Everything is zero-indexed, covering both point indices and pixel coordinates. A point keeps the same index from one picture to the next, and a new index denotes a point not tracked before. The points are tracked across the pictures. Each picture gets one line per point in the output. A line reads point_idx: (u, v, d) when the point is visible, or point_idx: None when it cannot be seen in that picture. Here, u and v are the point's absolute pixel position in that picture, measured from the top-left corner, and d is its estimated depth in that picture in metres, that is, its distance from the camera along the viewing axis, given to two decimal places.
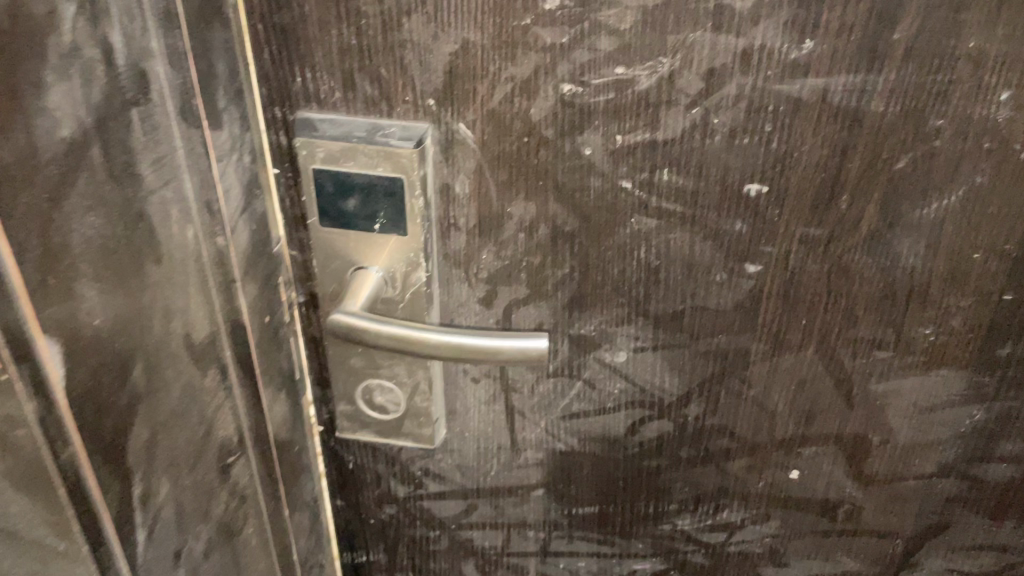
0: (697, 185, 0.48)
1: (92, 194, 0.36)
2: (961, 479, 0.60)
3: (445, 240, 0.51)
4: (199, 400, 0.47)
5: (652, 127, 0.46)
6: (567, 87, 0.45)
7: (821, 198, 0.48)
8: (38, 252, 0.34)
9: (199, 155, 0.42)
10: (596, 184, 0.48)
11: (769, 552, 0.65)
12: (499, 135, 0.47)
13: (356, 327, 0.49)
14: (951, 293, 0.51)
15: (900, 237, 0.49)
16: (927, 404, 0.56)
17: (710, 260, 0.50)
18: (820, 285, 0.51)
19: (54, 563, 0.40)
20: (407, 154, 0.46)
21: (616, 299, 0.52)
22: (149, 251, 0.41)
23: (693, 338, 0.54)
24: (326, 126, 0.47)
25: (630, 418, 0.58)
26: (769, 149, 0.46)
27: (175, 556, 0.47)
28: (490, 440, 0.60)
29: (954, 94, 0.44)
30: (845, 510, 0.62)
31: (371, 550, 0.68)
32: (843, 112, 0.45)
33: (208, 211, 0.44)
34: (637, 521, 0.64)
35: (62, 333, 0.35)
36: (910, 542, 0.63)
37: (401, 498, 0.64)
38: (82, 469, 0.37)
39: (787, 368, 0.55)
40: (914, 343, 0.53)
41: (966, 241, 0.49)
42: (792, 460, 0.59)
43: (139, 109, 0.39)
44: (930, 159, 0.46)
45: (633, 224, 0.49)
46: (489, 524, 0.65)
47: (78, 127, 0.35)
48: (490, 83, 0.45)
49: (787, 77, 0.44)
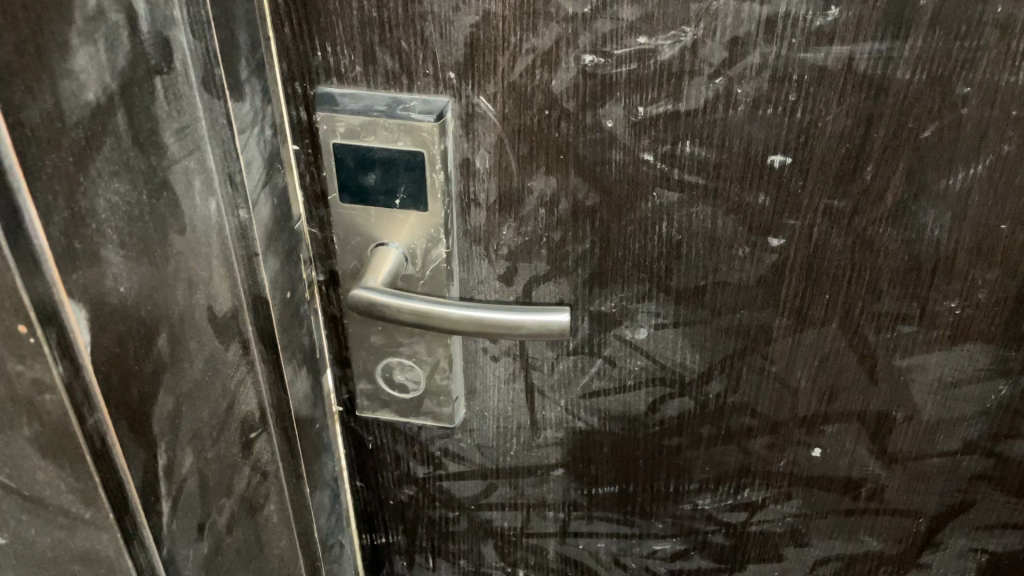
0: (720, 157, 0.47)
1: (117, 160, 0.37)
2: (986, 457, 0.59)
3: (466, 217, 0.51)
4: (222, 372, 0.48)
5: (674, 98, 0.46)
6: (589, 58, 0.45)
7: (846, 169, 0.47)
8: (65, 215, 0.34)
9: (221, 127, 0.41)
10: (617, 156, 0.48)
11: (791, 532, 0.65)
12: (520, 108, 0.47)
13: (377, 303, 0.49)
14: (978, 265, 0.50)
15: (926, 209, 0.48)
16: (952, 379, 0.55)
17: (733, 234, 0.50)
18: (843, 259, 0.50)
19: (80, 531, 0.40)
20: (428, 128, 0.46)
21: (637, 275, 0.52)
22: (173, 221, 0.41)
23: (715, 313, 0.54)
24: (347, 100, 0.47)
25: (650, 396, 0.58)
26: (793, 120, 0.46)
27: (198, 528, 0.48)
28: (510, 418, 0.60)
29: (982, 61, 0.43)
30: (868, 489, 0.61)
31: (391, 531, 0.68)
32: (869, 80, 0.44)
33: (230, 183, 0.43)
34: (657, 501, 0.64)
35: (89, 298, 0.35)
36: (934, 521, 0.63)
37: (420, 478, 0.64)
38: (108, 434, 0.37)
39: (810, 344, 0.54)
40: (939, 317, 0.53)
41: (993, 212, 0.48)
42: (815, 438, 0.59)
43: (163, 77, 0.39)
44: (958, 128, 0.45)
45: (654, 198, 0.49)
46: (508, 505, 0.65)
47: (103, 92, 0.35)
48: (511, 56, 0.45)
49: (811, 46, 0.43)
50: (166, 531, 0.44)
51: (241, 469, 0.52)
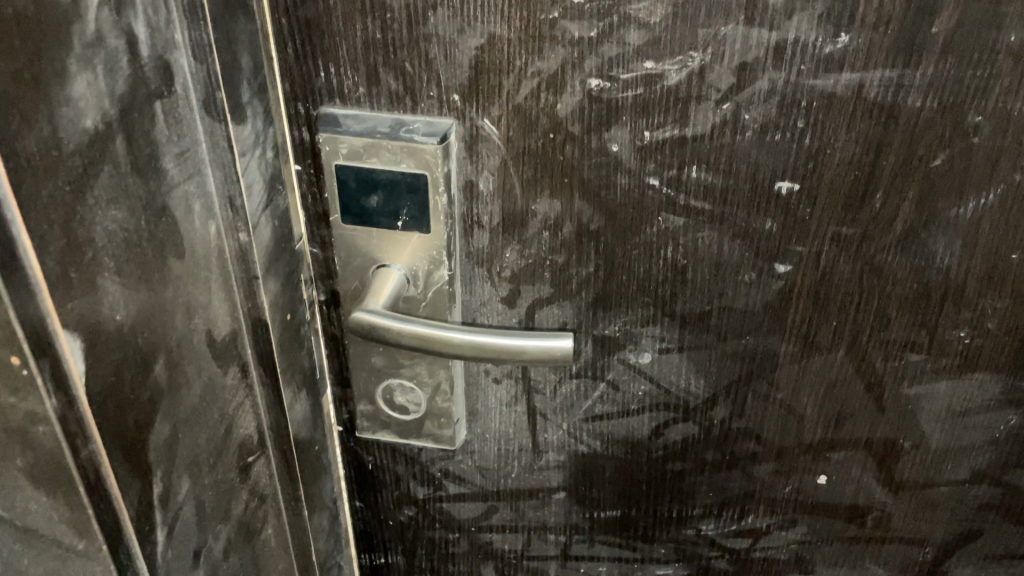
0: (727, 183, 0.47)
1: (116, 187, 0.36)
2: (995, 486, 0.58)
3: (469, 239, 0.50)
4: (220, 397, 0.47)
5: (680, 123, 0.45)
6: (594, 82, 0.44)
7: (855, 196, 0.47)
8: (61, 245, 0.33)
9: (223, 150, 0.41)
10: (622, 180, 0.47)
11: (795, 558, 0.64)
12: (525, 131, 0.46)
13: (379, 327, 0.48)
14: (988, 294, 0.50)
15: (936, 237, 0.48)
16: (960, 408, 0.55)
17: (739, 259, 0.49)
18: (851, 285, 0.50)
19: (74, 561, 0.39)
20: (431, 150, 0.46)
21: (642, 299, 0.52)
22: (172, 246, 0.41)
23: (720, 339, 0.53)
24: (350, 122, 0.46)
25: (654, 420, 0.57)
26: (802, 145, 0.45)
27: (194, 555, 0.47)
28: (511, 441, 0.59)
29: (994, 89, 0.43)
30: (874, 517, 0.60)
31: (390, 552, 0.68)
32: (879, 108, 0.43)
33: (231, 207, 0.43)
34: (660, 526, 0.63)
35: (86, 326, 0.35)
36: (940, 550, 0.62)
37: (419, 499, 0.63)
38: (103, 466, 0.37)
39: (816, 371, 0.54)
40: (948, 346, 0.52)
41: (1004, 240, 0.48)
42: (820, 464, 0.58)
43: (163, 102, 0.38)
44: (968, 156, 0.45)
45: (660, 222, 0.48)
46: (508, 528, 0.65)
47: (102, 118, 0.34)
48: (515, 78, 0.44)
49: (821, 72, 0.43)
50: (161, 559, 0.43)
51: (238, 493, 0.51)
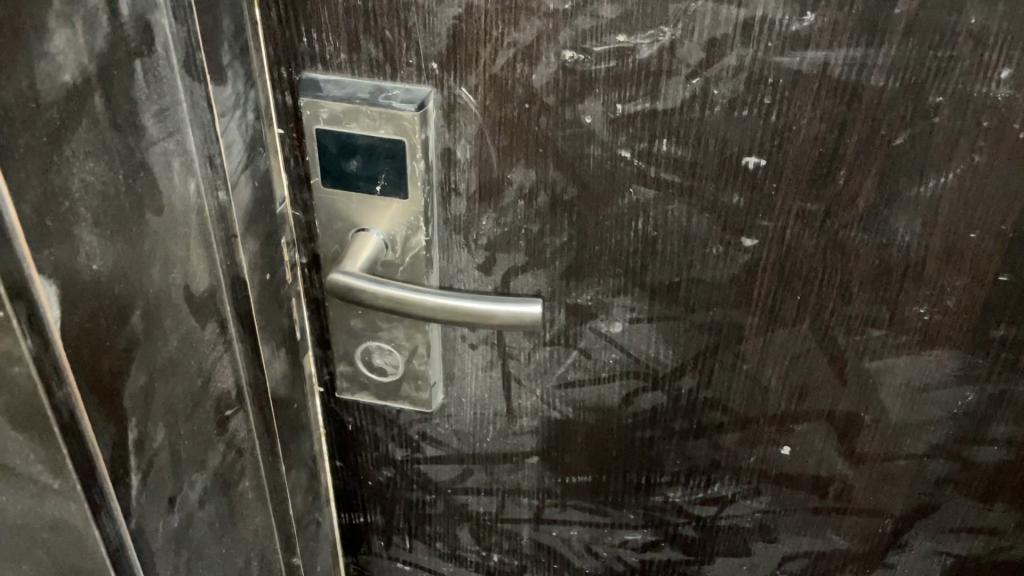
0: (696, 156, 0.48)
1: (93, 140, 0.38)
2: (953, 461, 0.59)
3: (446, 206, 0.52)
4: (198, 350, 0.49)
5: (651, 97, 0.46)
6: (568, 54, 0.45)
7: (820, 173, 0.48)
8: (37, 193, 0.35)
9: (201, 109, 0.43)
10: (595, 152, 0.48)
11: (759, 527, 0.65)
12: (501, 101, 0.47)
13: (355, 289, 0.50)
14: (947, 272, 0.51)
15: (897, 214, 0.49)
16: (920, 384, 0.56)
17: (707, 232, 0.51)
18: (815, 261, 0.51)
19: (48, 499, 0.41)
20: (409, 117, 0.47)
21: (614, 270, 0.53)
22: (150, 200, 0.42)
23: (688, 310, 0.54)
24: (330, 87, 0.48)
25: (624, 388, 0.59)
26: (769, 122, 0.46)
27: (169, 502, 0.49)
28: (486, 406, 0.61)
29: (955, 71, 0.44)
30: (836, 489, 0.62)
31: (369, 511, 0.70)
32: (843, 87, 0.45)
33: (211, 165, 0.45)
34: (630, 491, 0.65)
35: (59, 272, 0.36)
36: (900, 523, 0.63)
37: (397, 460, 0.65)
38: (76, 409, 0.39)
39: (781, 344, 0.55)
40: (908, 322, 0.53)
41: (963, 220, 0.49)
42: (785, 436, 0.60)
43: (143, 60, 0.40)
44: (929, 136, 0.46)
45: (631, 193, 0.50)
46: (483, 490, 0.66)
47: (81, 73, 0.36)
48: (492, 48, 0.46)
49: (787, 50, 0.44)
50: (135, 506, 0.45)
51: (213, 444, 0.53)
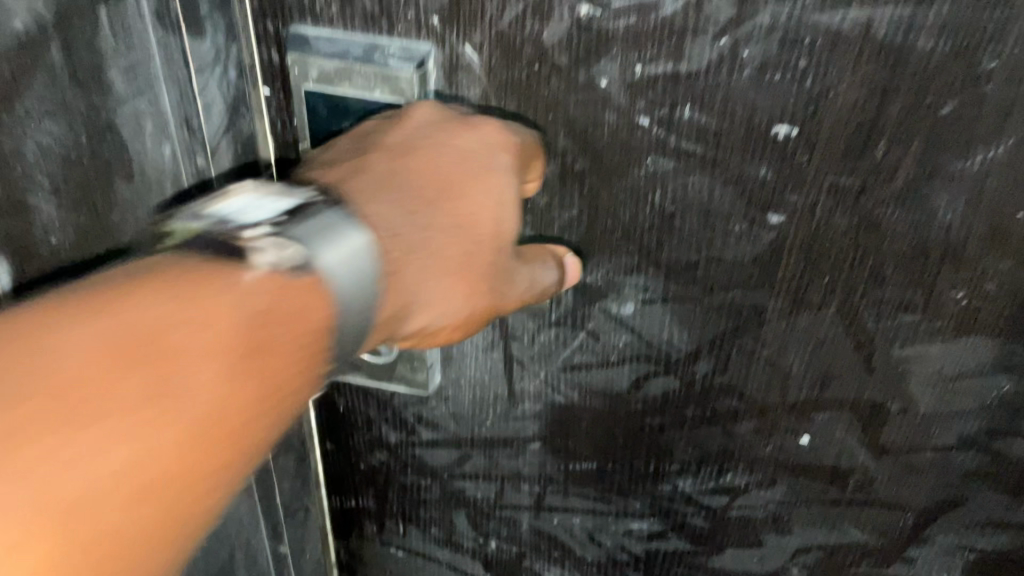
0: (721, 125, 0.44)
1: (53, 98, 0.38)
2: (982, 454, 0.55)
3: None
4: None
5: (674, 58, 0.42)
6: (583, 9, 0.41)
7: (857, 144, 0.44)
8: None
9: (176, 64, 0.41)
10: (610, 119, 0.45)
11: (773, 519, 0.62)
12: (508, 61, 0.43)
13: None
14: (989, 254, 0.47)
15: (939, 191, 0.45)
16: (953, 372, 0.52)
17: (729, 207, 0.47)
18: (846, 240, 0.47)
19: None
20: (407, 78, 0.43)
21: (626, 247, 0.49)
22: (118, 165, 0.42)
23: (706, 292, 0.50)
24: (321, 43, 0.43)
25: (634, 372, 0.55)
26: (803, 88, 0.42)
27: None
28: (486, 388, 0.57)
29: (1012, 33, 0.39)
30: (855, 480, 0.58)
31: (360, 496, 0.66)
32: (886, 49, 0.40)
33: (188, 127, 0.43)
34: (637, 480, 0.61)
35: None
36: (920, 516, 0.60)
37: (392, 443, 0.62)
38: None
39: (805, 328, 0.51)
40: (945, 308, 0.49)
41: (1011, 197, 0.44)
42: (804, 425, 0.56)
43: (108, 8, 0.38)
44: (978, 106, 0.42)
45: (649, 164, 0.46)
46: (481, 476, 0.63)
47: (35, 21, 0.35)
48: (500, 3, 0.42)
49: (827, 7, 0.39)
50: (392, 335, 0.41)
51: (506, 171, 0.43)
